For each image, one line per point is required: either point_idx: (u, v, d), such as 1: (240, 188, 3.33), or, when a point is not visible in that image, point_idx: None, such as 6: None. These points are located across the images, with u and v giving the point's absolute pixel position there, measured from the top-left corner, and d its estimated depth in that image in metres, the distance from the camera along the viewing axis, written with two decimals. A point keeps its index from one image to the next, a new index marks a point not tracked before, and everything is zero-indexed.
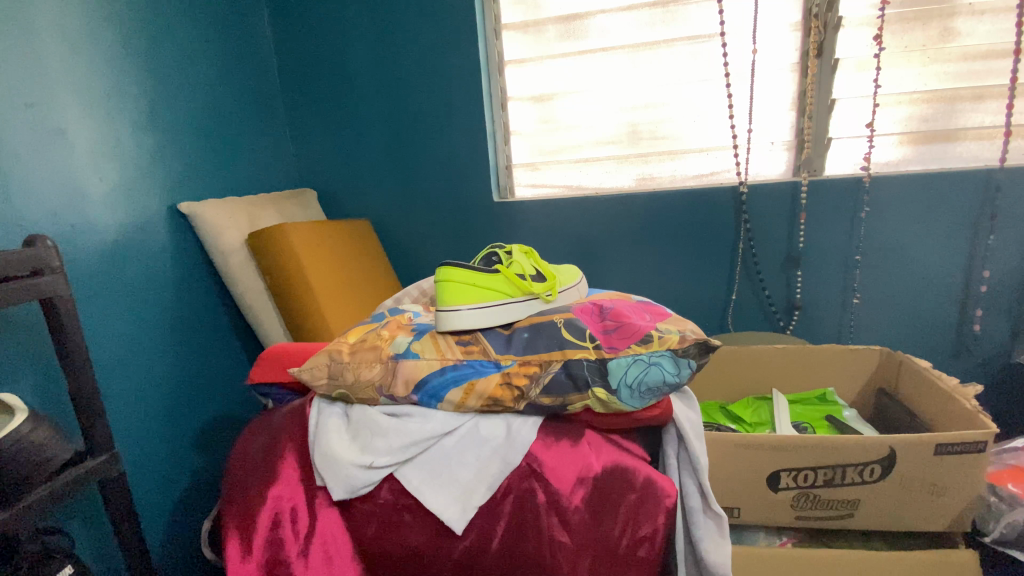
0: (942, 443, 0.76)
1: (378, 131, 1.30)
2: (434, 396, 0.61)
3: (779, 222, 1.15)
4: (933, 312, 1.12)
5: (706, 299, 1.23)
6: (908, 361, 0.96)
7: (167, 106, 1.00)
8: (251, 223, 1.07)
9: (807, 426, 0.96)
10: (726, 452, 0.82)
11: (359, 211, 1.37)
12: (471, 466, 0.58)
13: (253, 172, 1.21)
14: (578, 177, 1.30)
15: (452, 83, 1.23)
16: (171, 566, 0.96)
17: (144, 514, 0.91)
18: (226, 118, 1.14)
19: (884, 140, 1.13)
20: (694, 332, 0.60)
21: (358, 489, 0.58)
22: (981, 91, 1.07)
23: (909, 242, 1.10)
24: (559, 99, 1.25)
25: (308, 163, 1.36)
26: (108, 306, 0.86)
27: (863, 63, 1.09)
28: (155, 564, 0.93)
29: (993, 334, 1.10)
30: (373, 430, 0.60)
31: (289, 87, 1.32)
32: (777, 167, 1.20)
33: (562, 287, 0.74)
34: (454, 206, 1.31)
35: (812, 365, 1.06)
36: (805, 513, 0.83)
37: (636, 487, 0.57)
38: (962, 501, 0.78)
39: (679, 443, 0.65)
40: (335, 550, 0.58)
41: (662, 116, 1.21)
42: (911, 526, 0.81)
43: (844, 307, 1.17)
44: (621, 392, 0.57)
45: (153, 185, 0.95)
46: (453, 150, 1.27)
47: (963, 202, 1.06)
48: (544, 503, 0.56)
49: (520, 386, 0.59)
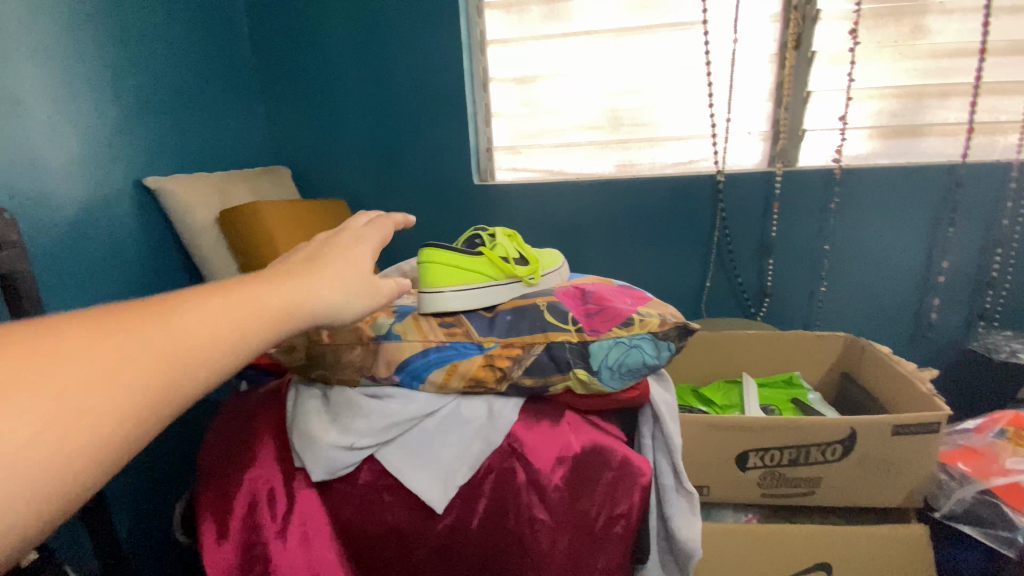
0: (900, 424, 0.80)
1: (356, 109, 1.27)
2: (416, 376, 0.60)
3: (752, 211, 1.18)
4: (894, 299, 1.17)
5: (682, 285, 1.25)
6: (870, 347, 1.00)
7: (132, 75, 0.95)
8: (222, 199, 1.04)
9: (774, 409, 1.00)
10: (698, 433, 0.84)
11: (337, 191, 1.34)
12: (452, 447, 0.58)
13: (224, 148, 1.17)
14: (559, 161, 1.30)
15: (433, 62, 1.21)
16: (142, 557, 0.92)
17: (114, 503, 0.86)
18: (194, 89, 1.09)
19: (855, 134, 1.16)
20: (673, 316, 0.62)
21: (339, 469, 0.57)
22: (948, 88, 1.11)
23: (875, 234, 1.14)
24: (542, 81, 1.24)
25: (283, 140, 1.32)
26: (69, 283, 0.83)
27: (838, 57, 1.11)
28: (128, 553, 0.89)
29: (949, 321, 1.16)
30: (354, 411, 0.58)
31: (263, 61, 1.28)
32: (751, 157, 1.22)
33: (544, 270, 0.75)
34: (434, 188, 1.29)
35: (781, 350, 1.10)
36: (771, 491, 0.87)
37: (613, 466, 0.58)
38: (916, 478, 0.83)
39: (654, 423, 0.67)
40: (314, 531, 0.57)
41: (644, 103, 1.22)
42: (868, 502, 0.86)
43: (811, 295, 1.21)
44: (602, 373, 0.58)
45: (118, 157, 0.91)
46: (434, 131, 1.25)
47: (927, 193, 1.10)
48: (525, 482, 0.57)
49: (503, 367, 0.59)
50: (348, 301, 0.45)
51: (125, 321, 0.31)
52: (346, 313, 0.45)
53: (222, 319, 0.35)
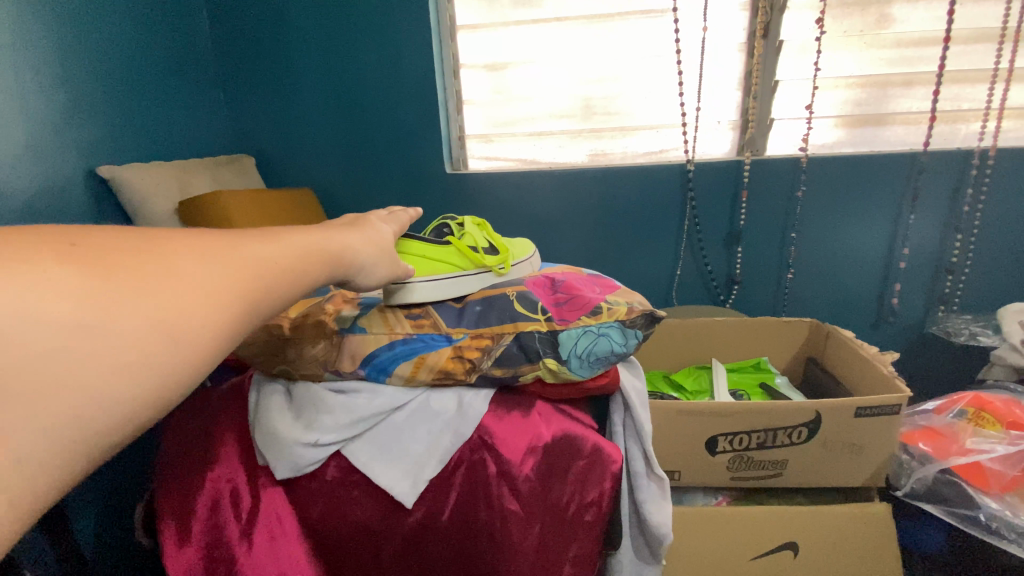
0: (862, 405, 0.83)
1: (321, 95, 1.23)
2: (382, 370, 0.59)
3: (722, 199, 1.19)
4: (858, 284, 1.21)
5: (654, 274, 1.26)
6: (835, 332, 1.03)
7: (82, 58, 0.90)
8: (181, 188, 1.00)
9: (742, 393, 1.02)
10: (669, 419, 0.85)
11: (303, 180, 1.30)
12: (422, 440, 0.57)
13: (182, 135, 1.12)
14: (532, 150, 1.29)
15: (401, 47, 1.18)
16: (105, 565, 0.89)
17: (74, 508, 0.82)
18: (149, 73, 1.04)
19: (822, 123, 1.19)
20: (641, 304, 0.62)
21: (304, 467, 0.55)
22: (911, 78, 1.13)
23: (841, 221, 1.17)
24: (514, 68, 1.22)
25: (245, 127, 1.28)
26: None
27: (805, 46, 1.13)
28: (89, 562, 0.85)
29: (909, 305, 1.20)
30: (319, 407, 0.57)
31: (223, 44, 1.23)
32: (721, 147, 1.24)
33: (514, 259, 0.74)
34: (405, 178, 1.27)
35: (749, 336, 1.12)
36: (740, 473, 0.89)
37: (584, 454, 0.59)
38: (878, 458, 0.86)
39: (625, 411, 0.67)
40: (280, 530, 0.55)
41: (615, 91, 1.21)
42: (833, 481, 0.88)
43: (779, 282, 1.23)
44: (572, 362, 0.58)
45: (68, 144, 0.86)
46: (404, 118, 1.22)
47: (891, 181, 1.13)
48: (496, 473, 0.56)
49: (472, 358, 0.59)
50: (374, 256, 0.58)
51: (209, 258, 0.41)
52: (371, 271, 0.58)
53: (282, 256, 0.45)
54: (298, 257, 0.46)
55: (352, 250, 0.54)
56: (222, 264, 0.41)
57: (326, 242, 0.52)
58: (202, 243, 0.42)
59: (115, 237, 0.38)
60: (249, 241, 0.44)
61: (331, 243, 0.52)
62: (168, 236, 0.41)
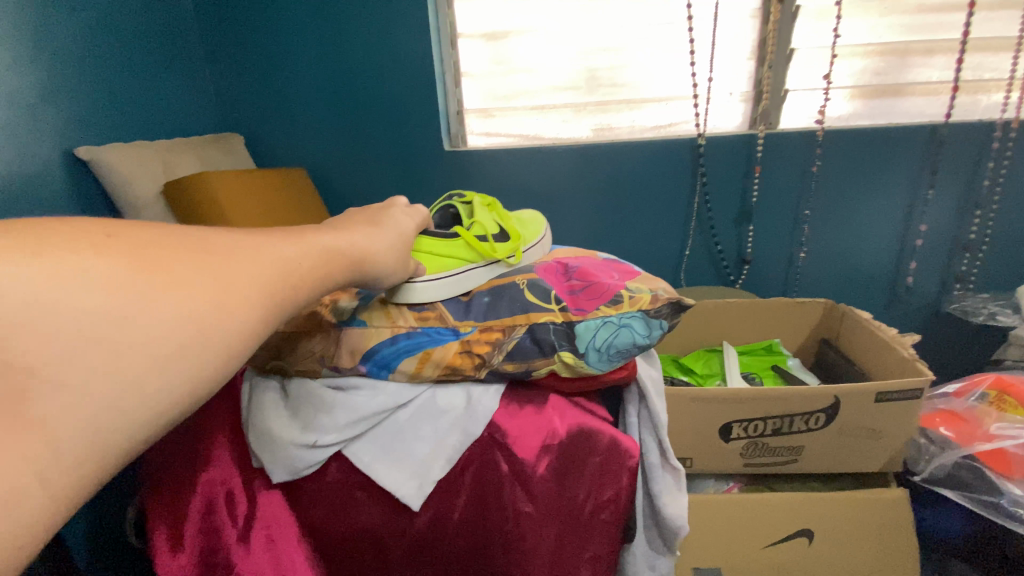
0: (884, 390, 0.79)
1: (312, 68, 1.16)
2: (385, 366, 0.55)
3: (734, 174, 1.14)
4: (872, 262, 1.17)
5: (661, 253, 1.22)
6: (851, 313, 0.99)
7: (54, 27, 0.83)
8: (166, 170, 0.94)
9: (754, 377, 0.99)
10: (682, 406, 0.82)
11: (294, 159, 1.24)
12: (428, 439, 0.54)
13: (165, 112, 1.06)
14: (535, 126, 1.23)
15: (395, 14, 1.10)
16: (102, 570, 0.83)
17: None
18: (127, 44, 0.97)
19: (838, 93, 1.13)
20: (665, 292, 0.57)
21: (302, 469, 0.52)
22: (932, 46, 1.07)
23: (857, 197, 1.12)
24: (514, 38, 1.16)
25: (232, 103, 1.21)
26: None
27: (822, 12, 1.06)
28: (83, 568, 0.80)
29: (924, 284, 1.17)
30: (317, 406, 0.54)
31: (205, 12, 1.15)
32: (732, 119, 1.18)
33: (526, 245, 0.70)
34: (402, 156, 1.21)
35: (761, 318, 1.08)
36: (754, 460, 0.86)
37: (601, 450, 0.55)
38: (897, 443, 0.83)
39: (640, 402, 0.63)
40: (279, 534, 0.52)
41: (622, 62, 1.15)
42: (851, 467, 0.86)
43: (791, 261, 1.19)
44: (589, 356, 0.54)
45: (44, 123, 0.80)
46: (399, 92, 1.16)
47: (909, 154, 1.08)
48: (508, 473, 0.53)
49: (481, 353, 0.54)
50: (390, 243, 0.55)
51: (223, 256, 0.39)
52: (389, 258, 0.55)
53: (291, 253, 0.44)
54: (284, 265, 0.42)
55: (357, 240, 0.51)
56: (225, 273, 0.38)
57: (340, 237, 0.49)
58: (193, 239, 0.39)
59: (103, 235, 0.35)
60: (252, 242, 0.42)
61: (349, 238, 0.50)
62: (167, 236, 0.38)
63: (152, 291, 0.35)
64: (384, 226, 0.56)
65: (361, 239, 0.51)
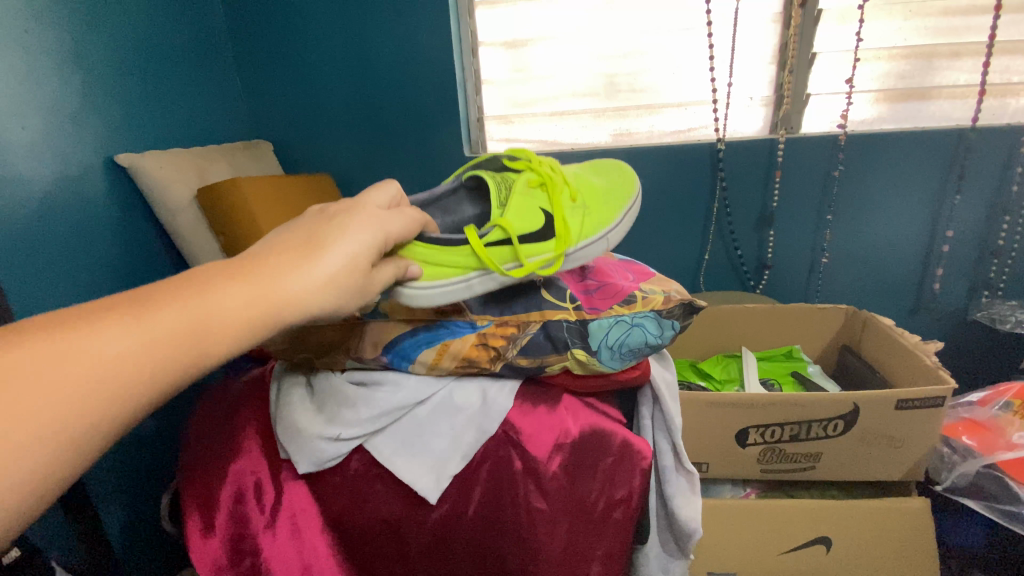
0: (905, 398, 0.78)
1: (337, 76, 1.20)
2: (405, 357, 0.58)
3: (754, 179, 1.13)
4: (897, 268, 1.15)
5: (681, 258, 1.22)
6: (873, 320, 0.98)
7: (95, 40, 0.88)
8: (200, 176, 0.99)
9: (773, 382, 0.99)
10: (698, 411, 0.83)
11: (322, 166, 1.28)
12: (445, 435, 0.56)
13: (200, 121, 1.11)
14: (554, 131, 1.25)
15: (417, 24, 1.13)
16: (140, 556, 0.88)
17: (107, 504, 0.81)
18: (162, 56, 1.02)
19: (861, 97, 1.11)
20: (678, 293, 0.58)
21: (326, 460, 0.54)
22: (959, 48, 1.06)
23: (880, 201, 1.11)
24: (534, 45, 1.18)
25: (263, 112, 1.26)
26: (53, 267, 0.78)
27: (845, 15, 1.05)
28: (121, 556, 0.84)
29: (952, 291, 1.14)
30: (340, 401, 0.56)
31: (237, 24, 1.20)
32: (753, 124, 1.18)
33: (572, 245, 0.62)
34: (423, 162, 1.24)
35: (781, 323, 1.07)
36: (770, 467, 0.86)
37: (613, 451, 0.56)
38: (919, 453, 0.82)
39: (654, 403, 0.64)
40: (303, 522, 0.55)
41: (640, 67, 1.16)
42: (870, 475, 0.85)
43: (812, 267, 1.18)
44: (601, 353, 0.55)
45: (87, 132, 0.85)
46: (421, 99, 1.19)
47: (936, 157, 1.06)
48: (521, 470, 0.55)
49: (497, 346, 0.56)
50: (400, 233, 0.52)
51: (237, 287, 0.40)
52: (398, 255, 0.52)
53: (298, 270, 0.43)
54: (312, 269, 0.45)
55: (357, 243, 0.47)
56: (258, 281, 0.41)
57: (340, 244, 0.46)
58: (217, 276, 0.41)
59: None
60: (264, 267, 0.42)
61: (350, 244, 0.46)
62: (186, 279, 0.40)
63: (160, 297, 0.38)
64: (385, 218, 0.51)
65: (361, 241, 0.47)
